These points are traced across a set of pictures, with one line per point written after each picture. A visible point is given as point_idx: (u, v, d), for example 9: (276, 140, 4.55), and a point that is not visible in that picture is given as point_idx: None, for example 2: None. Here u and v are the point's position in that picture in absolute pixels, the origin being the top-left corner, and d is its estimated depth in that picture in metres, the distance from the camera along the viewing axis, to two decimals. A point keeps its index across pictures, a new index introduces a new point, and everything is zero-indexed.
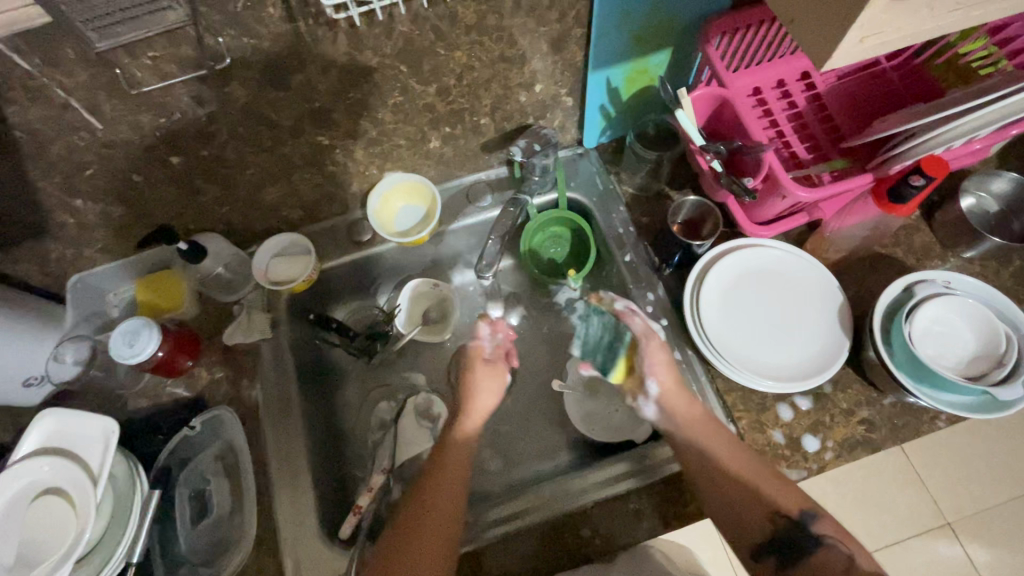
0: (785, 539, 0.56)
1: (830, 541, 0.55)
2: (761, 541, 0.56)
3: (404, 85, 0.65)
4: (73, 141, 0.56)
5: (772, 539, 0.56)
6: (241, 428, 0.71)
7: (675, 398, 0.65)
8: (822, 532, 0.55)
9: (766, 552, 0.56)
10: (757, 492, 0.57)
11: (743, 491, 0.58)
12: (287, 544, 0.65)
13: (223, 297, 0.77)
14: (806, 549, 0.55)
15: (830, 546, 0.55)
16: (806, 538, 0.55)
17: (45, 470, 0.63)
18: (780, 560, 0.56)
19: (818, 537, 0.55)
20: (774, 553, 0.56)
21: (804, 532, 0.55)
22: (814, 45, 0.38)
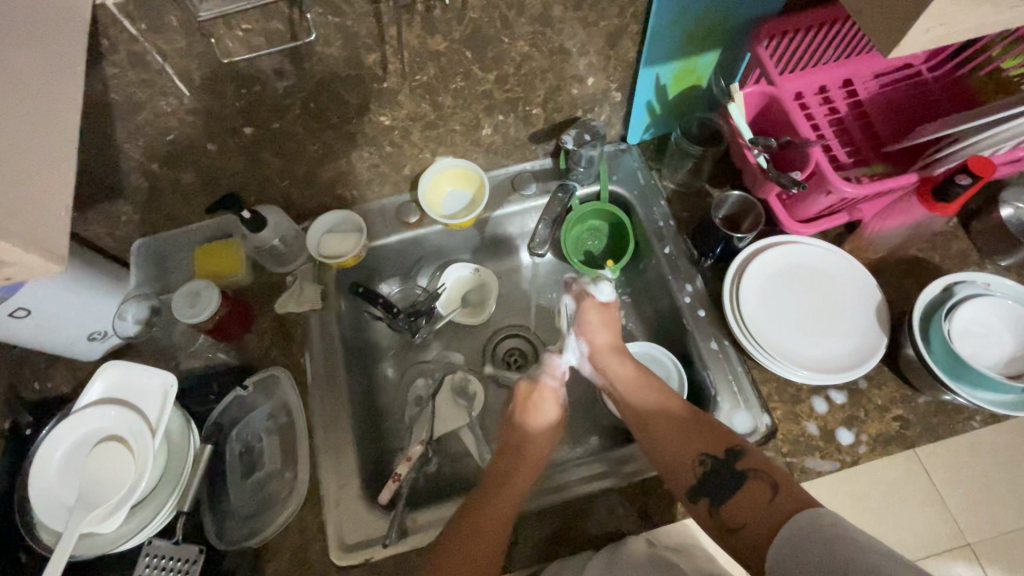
0: (712, 475, 0.61)
1: (754, 474, 0.58)
2: (693, 483, 0.61)
3: (467, 70, 0.68)
4: (161, 105, 0.60)
5: (703, 479, 0.61)
6: (292, 390, 0.74)
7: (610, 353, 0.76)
8: (745, 468, 0.59)
9: (700, 492, 0.60)
10: (694, 430, 0.64)
11: (674, 431, 0.65)
12: (330, 504, 0.68)
13: (277, 268, 0.80)
14: (731, 485, 0.59)
15: (754, 480, 0.58)
16: (728, 473, 0.60)
17: (107, 417, 0.66)
18: (710, 500, 0.60)
19: (739, 470, 0.59)
20: (707, 493, 0.60)
21: (728, 468, 0.60)
22: (881, 36, 0.41)
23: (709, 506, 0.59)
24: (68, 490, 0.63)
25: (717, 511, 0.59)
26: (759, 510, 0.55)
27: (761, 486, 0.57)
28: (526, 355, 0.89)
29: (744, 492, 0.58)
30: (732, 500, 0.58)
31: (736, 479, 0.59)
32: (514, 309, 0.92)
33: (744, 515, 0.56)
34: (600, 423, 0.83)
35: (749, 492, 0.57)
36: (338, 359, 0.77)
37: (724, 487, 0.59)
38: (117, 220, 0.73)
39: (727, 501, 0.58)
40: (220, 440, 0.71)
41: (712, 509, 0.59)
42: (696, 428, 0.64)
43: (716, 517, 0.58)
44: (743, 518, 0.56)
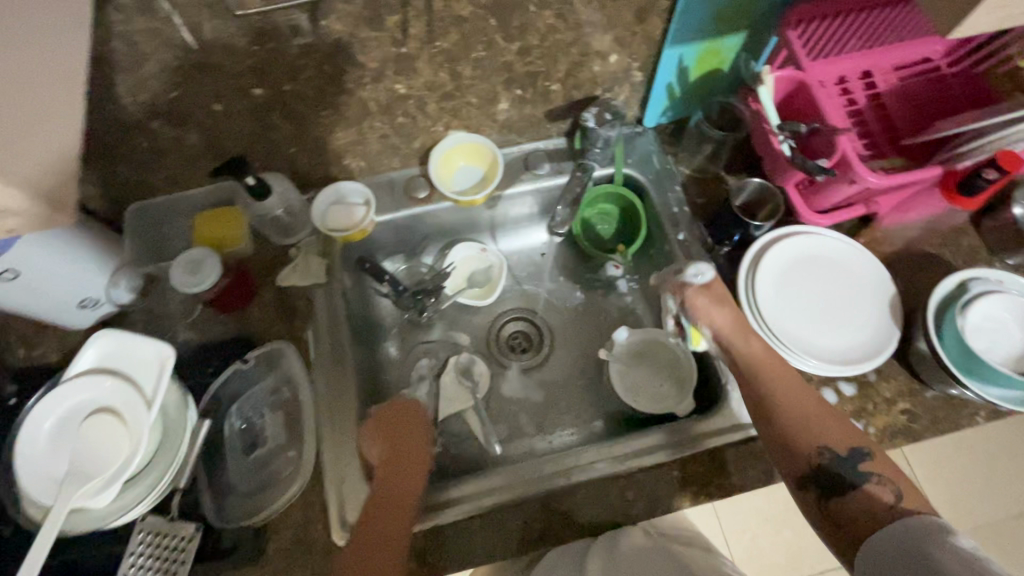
0: (830, 472, 0.57)
1: (878, 478, 0.55)
2: (809, 472, 0.57)
3: (490, 39, 0.65)
4: (166, 59, 0.57)
5: (819, 469, 0.57)
6: (297, 364, 0.71)
7: (734, 335, 0.67)
8: (868, 469, 0.56)
9: (809, 479, 0.57)
10: (814, 419, 0.60)
11: (794, 422, 0.60)
12: (332, 483, 0.66)
13: (279, 240, 0.77)
14: (852, 480, 0.55)
15: (878, 483, 0.55)
16: (847, 471, 0.56)
17: (101, 388, 0.63)
18: (821, 489, 0.56)
19: (862, 473, 0.56)
20: (816, 481, 0.57)
21: (845, 467, 0.56)
22: (938, 14, 0.39)
23: (818, 497, 0.56)
24: (57, 462, 0.60)
25: (824, 503, 0.56)
26: (876, 515, 0.52)
27: (884, 494, 0.54)
28: (531, 339, 0.88)
29: (860, 494, 0.54)
30: (847, 498, 0.55)
31: (853, 478, 0.56)
32: (521, 292, 0.91)
33: (859, 518, 0.53)
34: (605, 408, 0.83)
35: (866, 496, 0.54)
36: (343, 336, 0.75)
37: (840, 480, 0.56)
38: (112, 180, 0.69)
39: (842, 496, 0.55)
40: (219, 414, 0.68)
41: (822, 503, 0.56)
42: (815, 416, 0.60)
43: (826, 508, 0.55)
44: (852, 517, 0.53)
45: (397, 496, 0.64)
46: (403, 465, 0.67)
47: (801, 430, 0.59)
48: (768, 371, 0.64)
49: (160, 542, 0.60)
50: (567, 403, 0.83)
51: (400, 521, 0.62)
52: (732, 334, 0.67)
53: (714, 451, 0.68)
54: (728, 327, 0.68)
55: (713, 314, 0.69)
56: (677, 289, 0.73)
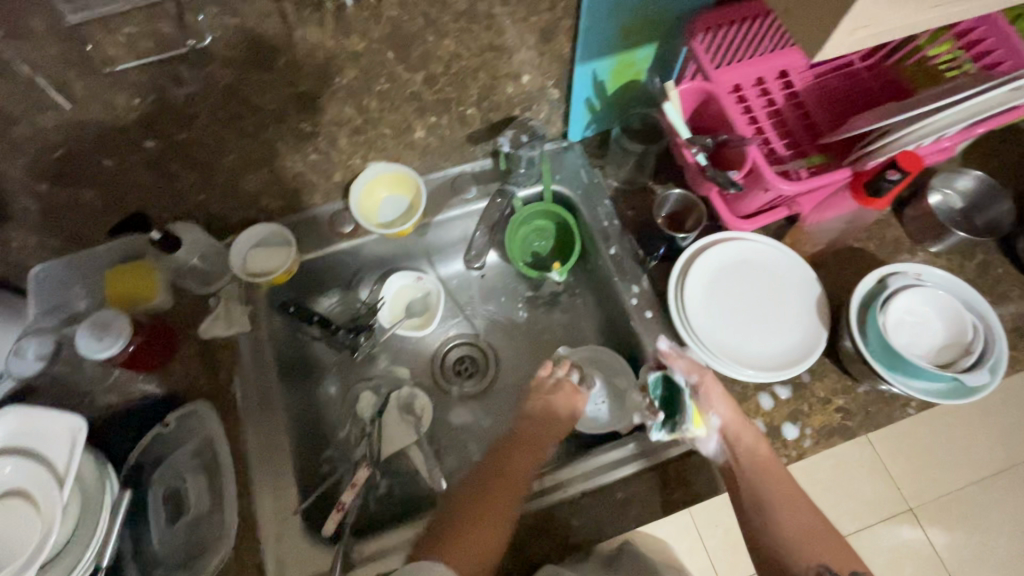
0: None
1: None
2: None
3: (391, 72, 0.64)
4: (39, 121, 0.53)
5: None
6: (219, 423, 0.68)
7: (743, 433, 0.65)
8: None
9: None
10: (816, 540, 0.62)
11: (793, 544, 0.62)
12: (268, 542, 0.64)
13: (197, 289, 0.74)
14: None
15: None
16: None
17: (8, 470, 0.59)
18: None
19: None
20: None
21: None
22: (803, 37, 0.39)
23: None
24: None
25: None
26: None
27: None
28: (477, 363, 0.86)
29: None
30: None
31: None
32: (463, 316, 0.89)
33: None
34: None
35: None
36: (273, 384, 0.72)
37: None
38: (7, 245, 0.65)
39: None
40: (141, 483, 0.66)
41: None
42: (813, 537, 0.62)
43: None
44: None
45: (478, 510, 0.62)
46: (506, 473, 0.66)
47: (801, 545, 0.62)
48: (772, 482, 0.64)
49: None
50: None
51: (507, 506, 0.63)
52: (737, 429, 0.66)
53: (655, 468, 0.68)
54: (735, 421, 0.66)
55: (720, 404, 0.66)
56: (692, 369, 0.68)
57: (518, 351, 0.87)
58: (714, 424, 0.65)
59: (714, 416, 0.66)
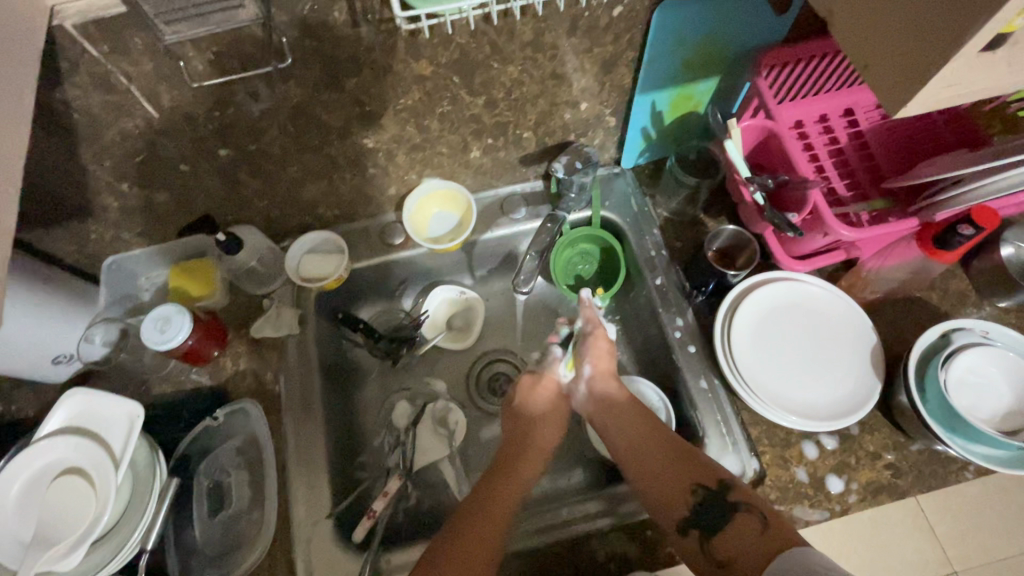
0: (705, 506, 0.58)
1: (745, 506, 0.57)
2: (686, 514, 0.59)
3: (454, 95, 0.65)
4: (127, 127, 0.57)
5: (695, 510, 0.58)
6: (265, 424, 0.71)
7: (605, 379, 0.71)
8: (737, 499, 0.57)
9: (691, 523, 0.58)
10: (682, 459, 0.62)
11: (645, 471, 0.62)
12: (300, 543, 0.65)
13: (253, 290, 0.77)
14: (725, 516, 0.57)
15: (744, 512, 0.56)
16: (721, 504, 0.58)
17: (69, 450, 0.63)
18: (703, 531, 0.57)
19: (731, 503, 0.57)
20: (698, 524, 0.58)
21: (721, 501, 0.58)
22: (884, 94, 0.38)
23: (700, 539, 0.57)
24: (23, 526, 0.60)
25: (706, 543, 0.56)
26: (748, 546, 0.54)
27: (751, 521, 0.55)
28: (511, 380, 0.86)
29: (732, 528, 0.56)
30: (723, 533, 0.56)
31: (727, 510, 0.57)
32: (501, 332, 0.90)
33: (737, 550, 0.54)
34: (584, 455, 0.81)
35: (737, 526, 0.56)
36: (315, 385, 0.74)
37: (714, 517, 0.57)
38: (85, 237, 0.70)
39: (718, 533, 0.56)
40: (187, 472, 0.68)
41: (703, 542, 0.57)
42: (676, 459, 0.62)
43: (707, 551, 0.56)
44: (731, 550, 0.55)
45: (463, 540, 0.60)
46: (491, 493, 0.64)
47: (658, 469, 0.62)
48: (629, 426, 0.66)
49: None
50: None
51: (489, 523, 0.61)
52: (602, 380, 0.71)
53: None
54: (604, 373, 0.71)
55: (592, 356, 0.72)
56: (590, 320, 0.75)
57: None
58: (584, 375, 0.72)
59: (586, 367, 0.72)
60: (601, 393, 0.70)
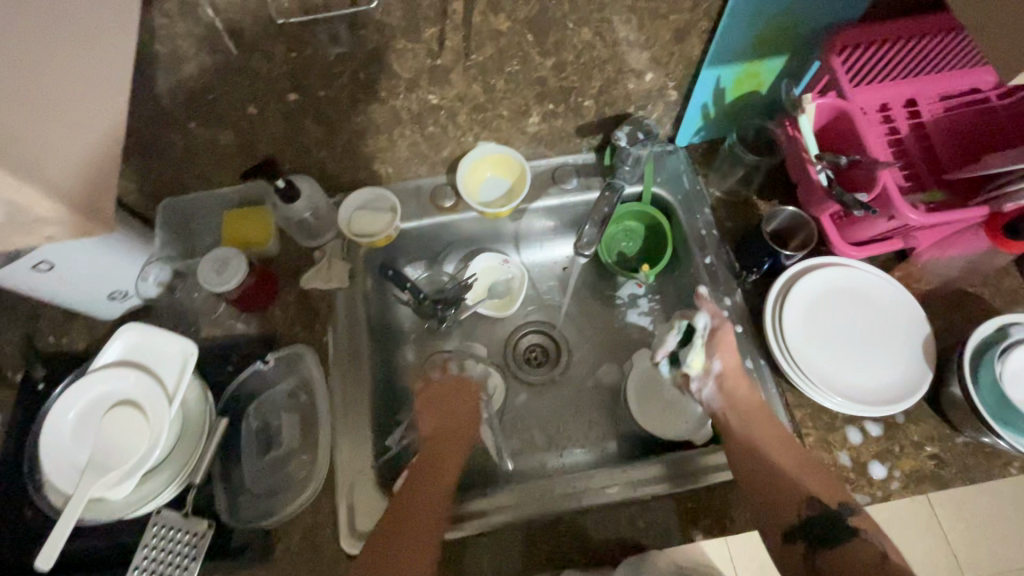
0: (820, 522, 0.59)
1: (867, 534, 0.58)
2: (795, 524, 0.60)
3: (525, 54, 0.65)
4: (206, 63, 0.58)
5: (807, 522, 0.60)
6: (318, 367, 0.72)
7: (737, 380, 0.69)
8: (858, 525, 0.59)
9: (798, 535, 0.59)
10: (817, 475, 0.62)
11: (764, 472, 0.62)
12: (343, 488, 0.66)
13: (306, 242, 0.78)
14: (842, 534, 0.58)
15: (868, 538, 0.58)
16: (843, 525, 0.59)
17: (124, 381, 0.64)
18: (810, 541, 0.59)
19: (851, 526, 0.59)
20: (805, 537, 0.59)
21: (839, 520, 0.59)
22: (998, 59, 0.38)
23: (807, 550, 0.59)
24: (78, 451, 0.62)
25: (814, 556, 0.58)
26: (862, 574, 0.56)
27: (872, 550, 0.57)
28: (547, 352, 0.88)
29: (850, 549, 0.57)
30: (838, 553, 0.58)
31: (845, 532, 0.59)
32: (541, 304, 0.90)
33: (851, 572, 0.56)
34: (619, 430, 0.81)
35: (854, 551, 0.57)
36: (362, 341, 0.75)
37: (828, 534, 0.59)
38: (147, 175, 0.70)
39: (834, 548, 0.58)
40: (237, 413, 0.70)
41: (810, 555, 0.59)
42: (798, 470, 0.62)
43: (811, 563, 0.58)
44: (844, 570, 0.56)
45: (417, 515, 0.63)
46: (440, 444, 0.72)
47: (788, 479, 0.62)
48: (756, 428, 0.65)
49: (175, 535, 0.62)
50: (580, 421, 0.82)
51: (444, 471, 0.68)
52: (734, 378, 0.69)
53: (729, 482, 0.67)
54: (735, 371, 0.69)
55: (725, 352, 0.70)
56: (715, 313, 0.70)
57: (590, 347, 0.87)
58: (715, 370, 0.69)
59: (717, 362, 0.70)
60: (730, 392, 0.68)
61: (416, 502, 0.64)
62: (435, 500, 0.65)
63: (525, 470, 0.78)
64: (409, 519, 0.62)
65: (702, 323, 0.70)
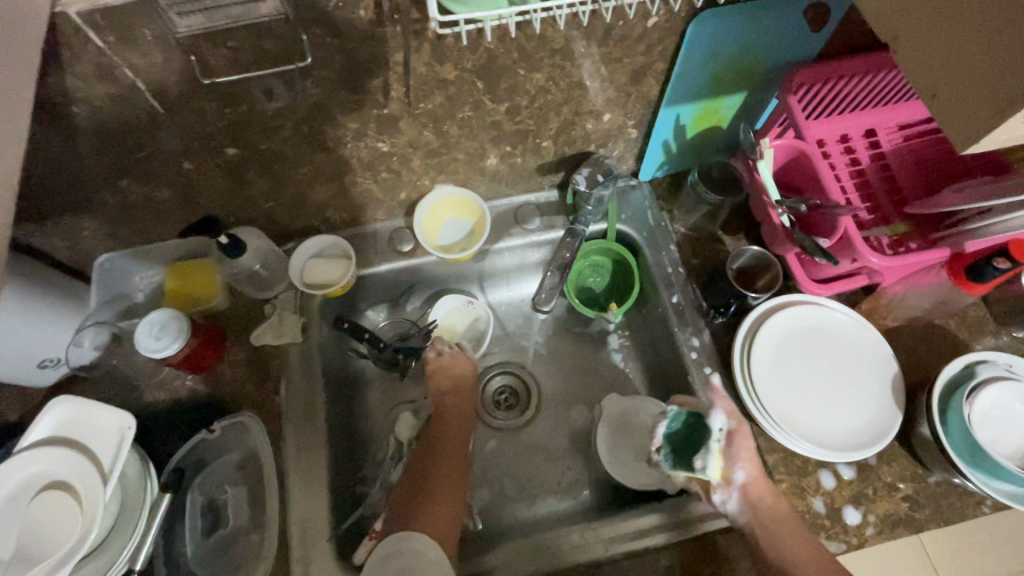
0: None
1: None
2: None
3: (477, 101, 0.63)
4: (131, 122, 0.54)
5: None
6: (265, 438, 0.67)
7: (763, 489, 0.63)
8: None
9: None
10: None
11: None
12: (299, 563, 0.62)
13: (257, 294, 0.74)
14: None
15: None
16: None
17: (54, 462, 0.59)
18: None
19: None
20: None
21: None
22: (951, 128, 0.36)
23: None
24: None
25: None
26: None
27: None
28: (517, 395, 0.84)
29: None
30: None
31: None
32: (509, 344, 0.87)
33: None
34: (592, 475, 0.79)
35: None
36: (318, 399, 0.71)
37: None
38: (79, 234, 0.66)
39: None
40: (182, 486, 0.65)
41: None
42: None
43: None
44: None
45: (436, 490, 0.67)
46: (441, 452, 0.71)
47: None
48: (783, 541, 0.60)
49: None
50: (552, 468, 0.79)
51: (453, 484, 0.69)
52: (759, 487, 0.63)
53: (703, 537, 0.66)
54: (759, 479, 0.64)
55: (746, 460, 0.64)
56: (732, 414, 0.66)
57: (560, 389, 0.84)
58: (739, 481, 0.63)
59: (741, 471, 0.64)
60: (753, 504, 0.62)
61: (436, 477, 0.69)
62: (452, 476, 0.69)
63: (496, 524, 0.75)
64: (430, 493, 0.67)
65: (718, 425, 0.65)
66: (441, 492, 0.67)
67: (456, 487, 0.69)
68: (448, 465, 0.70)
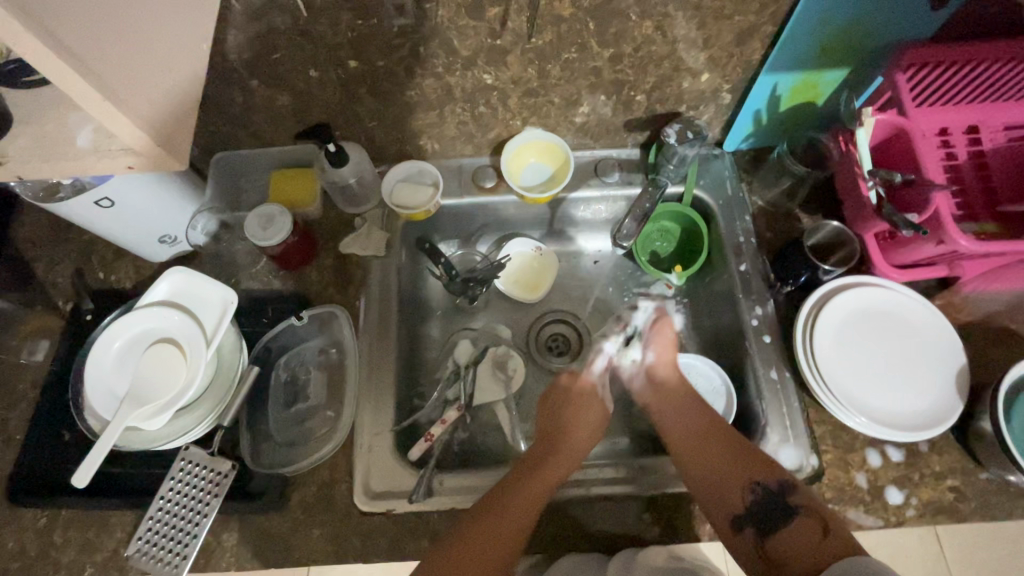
0: (761, 504, 0.60)
1: (804, 510, 0.59)
2: (740, 510, 0.61)
3: (584, 43, 0.66)
4: (276, 23, 0.60)
5: (750, 506, 0.61)
6: (350, 328, 0.74)
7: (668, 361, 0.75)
8: (795, 501, 0.60)
9: (744, 520, 0.60)
10: (743, 462, 0.63)
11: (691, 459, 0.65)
12: (361, 448, 0.68)
13: (348, 209, 0.80)
14: (780, 516, 0.59)
15: (805, 517, 0.58)
16: (779, 505, 0.60)
17: (166, 321, 0.66)
18: (757, 530, 0.60)
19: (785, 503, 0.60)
20: (752, 521, 0.60)
21: (780, 499, 0.60)
22: None
23: (753, 535, 0.60)
24: (118, 384, 0.65)
25: (762, 540, 0.59)
26: (805, 551, 0.55)
27: (811, 525, 0.57)
28: (569, 342, 0.87)
29: (791, 529, 0.58)
30: (782, 534, 0.58)
31: (785, 512, 0.59)
32: (568, 294, 0.90)
33: (792, 549, 0.56)
34: (634, 426, 0.81)
35: (796, 528, 0.57)
36: (392, 311, 0.76)
37: (772, 516, 0.60)
38: (205, 129, 0.73)
39: (776, 534, 0.58)
40: (268, 363, 0.72)
41: (756, 539, 0.59)
42: (726, 454, 0.64)
43: (760, 546, 0.59)
44: (787, 552, 0.56)
45: (516, 497, 0.62)
46: (545, 458, 0.68)
47: (709, 470, 0.63)
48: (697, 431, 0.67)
49: (200, 472, 0.65)
50: None
51: (531, 490, 0.63)
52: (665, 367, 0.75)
53: None
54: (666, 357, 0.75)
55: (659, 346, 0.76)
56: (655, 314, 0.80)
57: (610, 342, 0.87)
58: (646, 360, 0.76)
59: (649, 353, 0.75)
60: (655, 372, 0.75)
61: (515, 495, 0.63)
62: (530, 498, 0.63)
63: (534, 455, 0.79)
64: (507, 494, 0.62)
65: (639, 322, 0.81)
66: (516, 507, 0.61)
67: (536, 495, 0.63)
68: (530, 487, 0.64)
